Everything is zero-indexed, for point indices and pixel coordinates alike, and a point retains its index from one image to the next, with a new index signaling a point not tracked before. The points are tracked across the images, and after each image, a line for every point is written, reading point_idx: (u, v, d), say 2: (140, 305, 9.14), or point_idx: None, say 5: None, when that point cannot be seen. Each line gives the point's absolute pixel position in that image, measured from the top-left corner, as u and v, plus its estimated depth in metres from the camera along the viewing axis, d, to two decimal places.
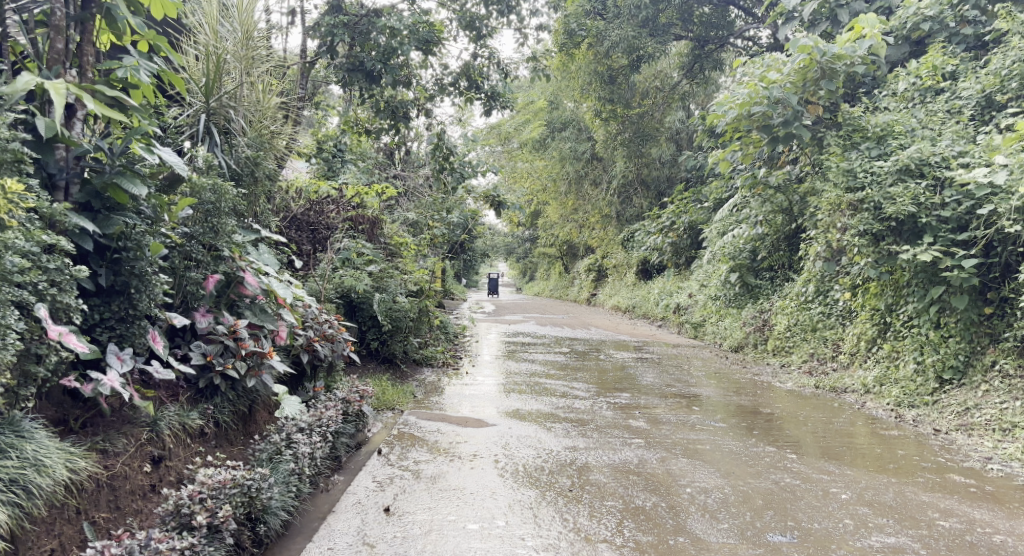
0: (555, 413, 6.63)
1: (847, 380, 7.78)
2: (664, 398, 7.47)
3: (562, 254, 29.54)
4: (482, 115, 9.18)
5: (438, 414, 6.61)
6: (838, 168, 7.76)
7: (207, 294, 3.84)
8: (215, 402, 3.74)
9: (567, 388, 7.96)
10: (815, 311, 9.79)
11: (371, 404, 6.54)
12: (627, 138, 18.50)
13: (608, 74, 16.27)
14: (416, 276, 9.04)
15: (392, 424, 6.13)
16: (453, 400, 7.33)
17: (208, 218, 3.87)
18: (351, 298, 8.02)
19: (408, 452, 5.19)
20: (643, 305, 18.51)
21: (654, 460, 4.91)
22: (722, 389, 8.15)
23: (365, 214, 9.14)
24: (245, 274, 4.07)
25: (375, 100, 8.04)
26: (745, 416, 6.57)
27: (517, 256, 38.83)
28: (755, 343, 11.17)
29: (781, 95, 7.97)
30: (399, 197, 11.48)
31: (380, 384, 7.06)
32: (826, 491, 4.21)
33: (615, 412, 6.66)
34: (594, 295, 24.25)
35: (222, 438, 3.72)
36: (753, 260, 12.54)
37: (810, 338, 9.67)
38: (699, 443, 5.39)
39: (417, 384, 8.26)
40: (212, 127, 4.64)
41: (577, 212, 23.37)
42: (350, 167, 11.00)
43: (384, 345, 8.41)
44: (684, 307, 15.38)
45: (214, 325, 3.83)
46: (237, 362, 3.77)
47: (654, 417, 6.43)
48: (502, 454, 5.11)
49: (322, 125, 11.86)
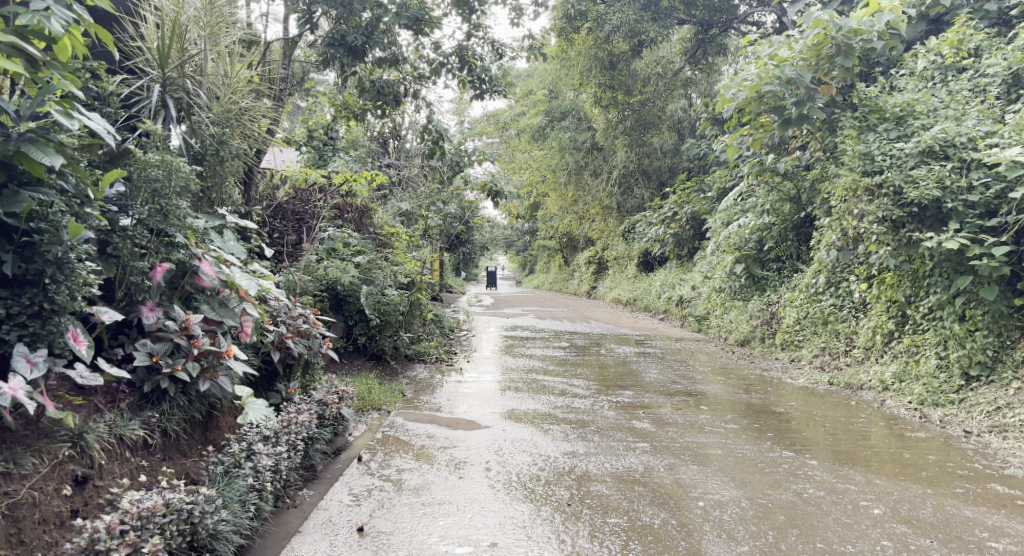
0: (553, 413, 6.18)
1: (863, 376, 7.33)
2: (669, 396, 7.02)
3: (562, 246, 29.12)
4: (476, 99, 8.70)
5: (428, 414, 6.17)
6: (855, 151, 7.28)
7: (154, 286, 3.39)
8: (163, 408, 3.28)
9: (566, 385, 7.51)
10: (826, 304, 9.32)
11: (355, 404, 6.09)
12: (629, 126, 18.00)
13: (609, 59, 15.80)
14: (408, 268, 8.58)
15: (377, 426, 5.69)
16: (444, 399, 6.89)
17: (156, 199, 3.42)
18: (337, 292, 7.57)
19: (391, 458, 4.75)
20: (645, 298, 18.06)
21: (662, 469, 4.46)
22: (730, 386, 7.70)
23: (353, 203, 8.67)
24: (201, 263, 3.60)
25: (361, 81, 7.56)
26: (757, 416, 6.12)
27: (516, 249, 38.41)
28: (763, 337, 10.74)
29: (794, 74, 7.42)
30: (391, 187, 11.01)
31: (366, 383, 6.61)
32: (855, 504, 3.77)
33: (618, 412, 6.20)
34: (595, 288, 23.82)
35: (172, 449, 3.28)
36: (760, 252, 12.07)
37: (821, 332, 9.22)
38: (709, 448, 4.93)
39: (407, 382, 7.81)
40: (168, 99, 4.18)
41: (576, 203, 22.93)
42: (341, 155, 10.53)
43: (372, 341, 7.96)
44: (688, 300, 14.93)
45: (162, 320, 3.38)
46: (187, 363, 3.32)
47: (659, 418, 5.97)
48: (493, 461, 4.66)
49: (312, 111, 11.40)
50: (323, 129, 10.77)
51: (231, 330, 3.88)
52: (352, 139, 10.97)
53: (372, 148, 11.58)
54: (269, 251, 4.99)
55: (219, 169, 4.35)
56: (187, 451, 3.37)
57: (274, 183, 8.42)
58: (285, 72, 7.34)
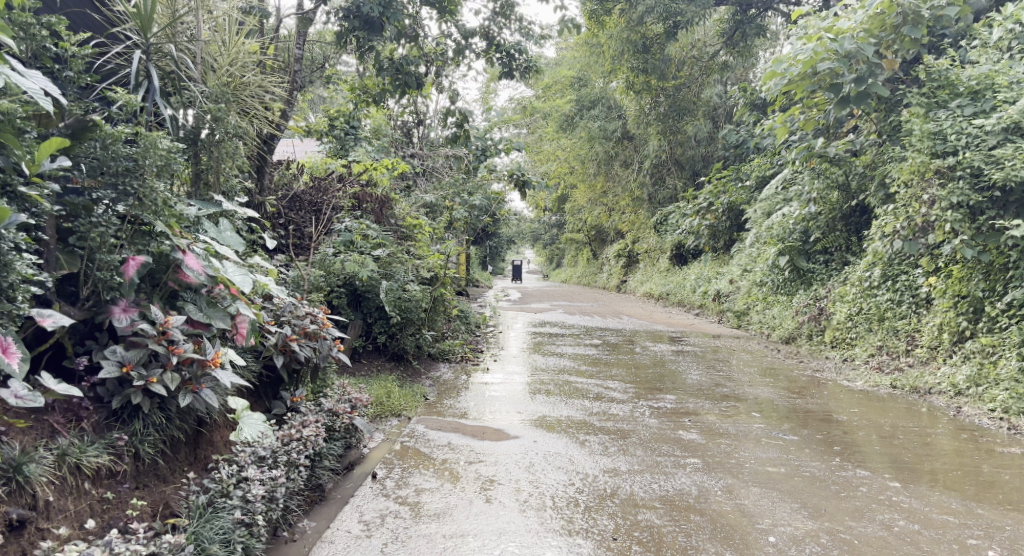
0: (588, 421, 5.60)
1: (931, 378, 6.63)
2: (715, 400, 6.41)
3: (590, 240, 28.45)
4: (504, 80, 8.13)
5: (451, 421, 5.63)
6: (924, 129, 6.54)
7: (127, 283, 2.92)
8: (136, 428, 2.80)
9: (601, 388, 6.92)
10: (882, 299, 8.60)
11: (372, 410, 5.59)
12: (662, 112, 17.28)
13: (642, 42, 15.12)
14: (431, 262, 8.06)
15: (395, 436, 5.17)
16: (469, 403, 6.36)
17: (126, 180, 2.93)
18: (354, 287, 7.08)
19: (410, 475, 4.23)
20: (678, 293, 17.36)
21: (720, 492, 3.88)
22: (780, 389, 7.05)
23: (373, 193, 8.17)
24: (185, 256, 3.12)
25: (379, 59, 6.98)
26: (817, 424, 5.48)
27: (544, 242, 37.82)
28: (810, 334, 10.06)
29: (855, 46, 6.55)
30: (415, 178, 10.51)
31: (385, 387, 6.10)
32: (962, 544, 3.16)
33: (661, 420, 5.61)
34: (625, 282, 23.15)
35: (148, 475, 2.81)
36: (805, 243, 11.36)
37: (877, 330, 8.51)
38: (770, 465, 4.32)
39: (431, 384, 7.29)
40: (151, 68, 3.69)
41: (606, 195, 22.26)
42: (362, 144, 10.05)
43: (392, 340, 7.45)
44: (725, 294, 14.26)
45: (136, 323, 2.90)
46: (164, 375, 2.83)
47: (707, 428, 5.37)
48: (525, 479, 4.11)
49: (331, 98, 10.91)
50: (344, 118, 10.24)
51: (224, 332, 3.41)
52: (375, 129, 10.47)
53: (395, 138, 11.10)
54: (268, 243, 4.52)
55: (218, 150, 3.94)
56: (166, 476, 2.88)
57: (290, 172, 7.94)
58: (300, 53, 6.85)
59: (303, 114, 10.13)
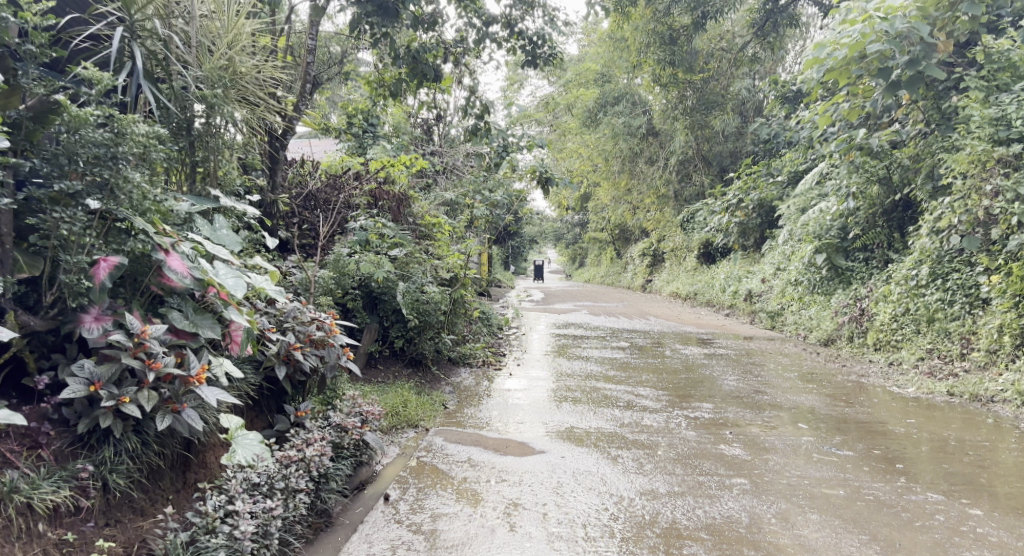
0: (619, 433, 5.19)
1: (993, 386, 6.13)
2: (756, 409, 5.96)
3: (614, 239, 27.94)
4: (529, 68, 7.68)
5: (471, 432, 5.25)
6: (985, 115, 6.11)
7: (97, 288, 2.61)
8: (106, 454, 2.58)
9: (631, 396, 6.49)
10: (931, 298, 8.06)
11: (386, 422, 5.23)
12: (689, 106, 16.78)
13: (668, 34, 14.76)
14: (451, 262, 7.69)
15: (410, 450, 4.81)
16: (490, 412, 5.99)
17: (99, 169, 2.67)
18: (370, 289, 6.71)
19: (426, 496, 3.87)
20: (707, 293, 16.80)
21: (775, 520, 3.43)
22: (825, 396, 6.57)
23: (390, 190, 7.81)
24: (168, 258, 2.80)
25: (395, 47, 6.62)
26: (872, 436, 5.01)
27: (566, 241, 37.33)
28: (851, 336, 9.54)
29: (907, 26, 5.98)
30: (435, 175, 10.14)
31: (401, 396, 5.72)
32: None
33: (700, 432, 5.18)
34: (650, 281, 22.62)
35: (120, 507, 2.60)
36: (844, 240, 10.84)
37: (926, 332, 7.97)
38: (828, 486, 3.85)
39: (451, 391, 6.90)
40: (133, 48, 3.36)
41: (631, 192, 21.78)
42: (380, 141, 9.73)
43: (410, 345, 7.07)
44: (757, 294, 13.70)
45: (108, 334, 2.61)
46: (139, 394, 2.55)
47: (751, 441, 4.91)
48: (551, 503, 3.73)
49: (350, 95, 10.61)
50: (363, 115, 9.93)
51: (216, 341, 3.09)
52: (393, 125, 10.12)
53: (415, 136, 10.74)
54: (269, 240, 4.19)
55: (213, 140, 3.75)
56: (143, 508, 2.67)
57: (305, 170, 7.63)
58: (313, 44, 6.52)
59: (321, 111, 9.84)
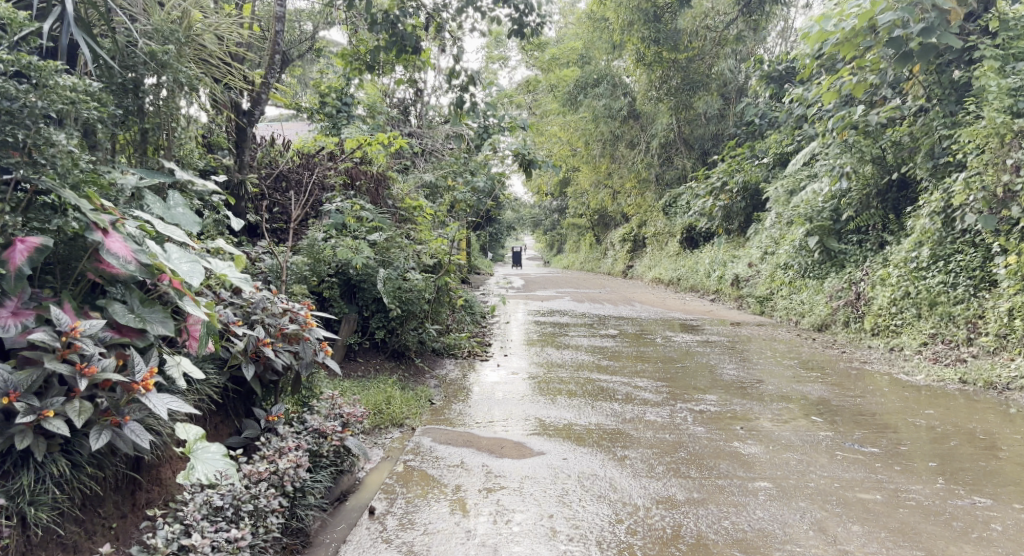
0: (623, 430, 4.79)
1: (1008, 372, 5.87)
2: (764, 401, 5.60)
3: (593, 225, 27.54)
4: (515, 37, 7.16)
5: (460, 431, 4.82)
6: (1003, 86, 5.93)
7: (14, 275, 2.22)
8: (23, 481, 2.16)
9: (629, 388, 6.08)
10: (933, 281, 7.79)
11: (368, 422, 4.78)
12: (674, 86, 16.40)
13: (653, 11, 14.72)
14: (434, 247, 7.22)
15: (396, 453, 4.38)
16: (479, 407, 5.57)
17: (12, 127, 2.30)
18: (348, 276, 6.22)
19: (417, 508, 3.45)
20: (691, 278, 16.46)
21: (813, 533, 3.07)
22: (830, 384, 6.23)
23: (367, 169, 7.32)
24: (107, 241, 2.38)
25: (372, 12, 6.13)
26: (892, 429, 4.68)
27: (543, 227, 36.87)
28: (846, 321, 9.25)
29: None
30: (414, 157, 9.61)
31: (384, 393, 5.25)
32: None
33: (709, 428, 4.80)
34: (630, 267, 22.28)
35: (43, 546, 2.21)
36: (837, 222, 10.59)
37: (927, 316, 7.68)
38: (863, 489, 3.49)
39: (436, 385, 6.44)
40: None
41: (611, 176, 21.41)
42: (355, 120, 9.21)
43: (392, 336, 6.58)
44: (744, 279, 13.38)
45: (27, 332, 2.21)
46: (67, 406, 2.16)
47: (765, 437, 4.55)
48: (558, 514, 3.34)
49: (324, 73, 10.06)
50: (336, 94, 9.37)
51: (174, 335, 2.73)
52: (369, 104, 9.57)
53: (392, 116, 10.19)
54: (234, 221, 3.75)
55: (160, 105, 3.34)
56: (76, 544, 2.29)
57: (275, 150, 7.11)
58: (283, 9, 6.01)
59: (292, 89, 9.28)
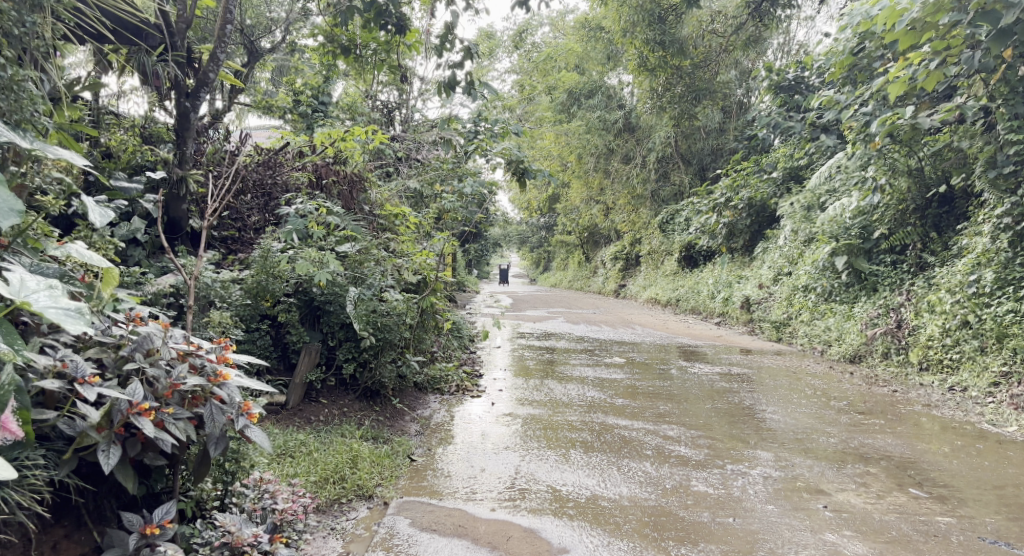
0: (669, 509, 3.56)
1: None
2: (835, 461, 4.41)
3: (582, 242, 26.31)
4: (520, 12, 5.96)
5: (443, 507, 3.60)
6: None
7: None
8: None
9: (660, 441, 4.84)
10: (1000, 310, 6.71)
11: (319, 493, 3.55)
12: (678, 93, 15.13)
13: (658, 12, 13.68)
14: (417, 261, 5.76)
15: (361, 548, 3.17)
16: (468, 464, 4.33)
17: None
18: (310, 296, 4.97)
19: None
20: (691, 299, 15.25)
21: None
22: (904, 436, 5.06)
23: (339, 168, 6.07)
24: None
25: None
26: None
27: (531, 244, 35.63)
28: (884, 352, 8.12)
29: None
30: (396, 161, 8.32)
31: (347, 451, 4.00)
32: None
33: (784, 505, 3.64)
34: (623, 287, 20.98)
35: None
36: (867, 240, 9.53)
37: (995, 351, 6.59)
38: None
39: (417, 433, 5.15)
40: None
41: (603, 192, 20.24)
42: (330, 117, 8.03)
43: (363, 371, 5.21)
44: (754, 301, 12.19)
45: None
46: None
47: (864, 522, 3.42)
48: None
49: (297, 66, 8.89)
50: (312, 91, 8.15)
51: None
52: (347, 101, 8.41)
53: (372, 116, 8.95)
54: (93, 214, 2.90)
55: None
56: None
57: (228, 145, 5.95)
58: None
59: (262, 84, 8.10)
